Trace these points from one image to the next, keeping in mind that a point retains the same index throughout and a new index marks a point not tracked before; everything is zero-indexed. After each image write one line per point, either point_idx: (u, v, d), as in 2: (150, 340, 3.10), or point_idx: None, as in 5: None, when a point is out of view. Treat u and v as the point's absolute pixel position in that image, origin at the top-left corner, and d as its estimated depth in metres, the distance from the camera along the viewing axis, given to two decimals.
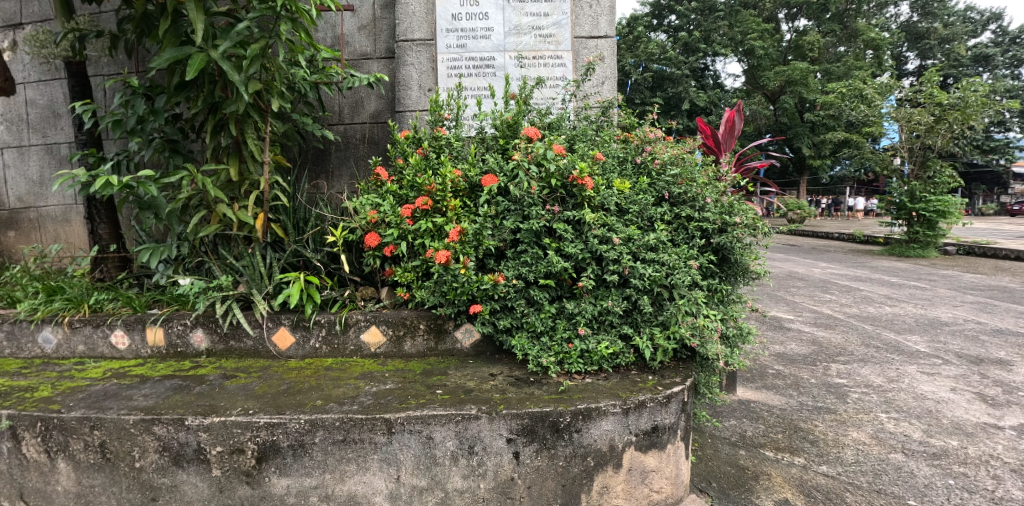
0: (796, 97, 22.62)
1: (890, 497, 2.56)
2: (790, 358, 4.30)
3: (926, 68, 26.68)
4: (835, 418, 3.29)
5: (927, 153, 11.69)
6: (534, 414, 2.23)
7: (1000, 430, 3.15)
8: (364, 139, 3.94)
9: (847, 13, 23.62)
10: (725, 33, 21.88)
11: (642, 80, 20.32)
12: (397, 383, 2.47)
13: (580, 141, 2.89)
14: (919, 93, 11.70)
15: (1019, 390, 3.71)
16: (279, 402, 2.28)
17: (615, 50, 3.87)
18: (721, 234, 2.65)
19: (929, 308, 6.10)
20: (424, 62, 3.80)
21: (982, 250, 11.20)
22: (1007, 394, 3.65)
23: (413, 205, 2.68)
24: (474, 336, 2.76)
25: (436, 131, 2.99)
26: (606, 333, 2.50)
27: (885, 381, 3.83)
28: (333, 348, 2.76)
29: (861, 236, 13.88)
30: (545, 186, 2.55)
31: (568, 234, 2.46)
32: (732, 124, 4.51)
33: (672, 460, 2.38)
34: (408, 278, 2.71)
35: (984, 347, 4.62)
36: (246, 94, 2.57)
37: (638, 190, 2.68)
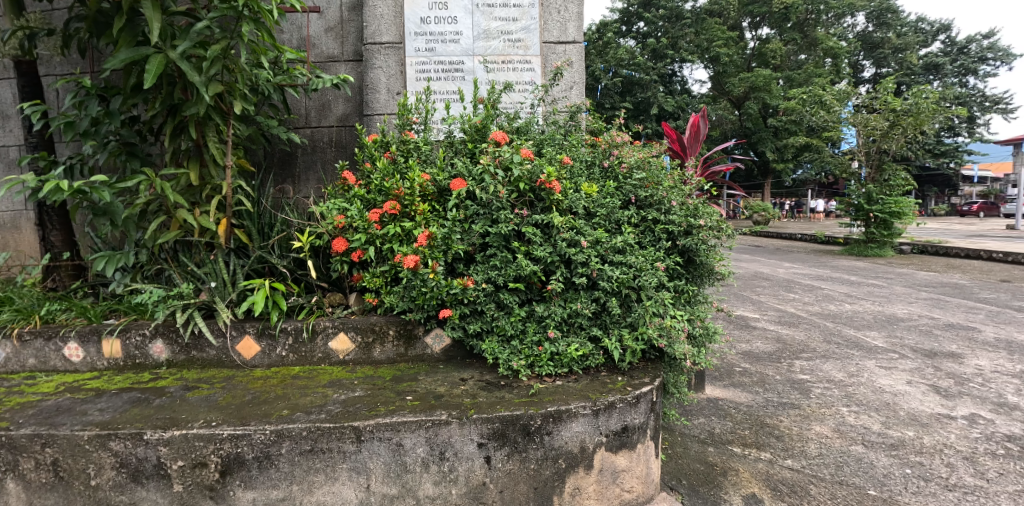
0: (760, 103, 23.30)
1: (852, 488, 2.62)
2: (756, 355, 4.37)
3: (881, 76, 27.82)
4: (799, 413, 3.35)
5: (882, 157, 12.15)
6: (505, 418, 2.21)
7: (953, 420, 3.26)
8: (332, 143, 3.92)
9: (807, 22, 24.50)
10: (691, 41, 22.42)
11: (611, 85, 20.65)
12: (366, 390, 2.43)
13: (548, 145, 2.91)
14: (875, 100, 12.15)
15: (970, 382, 3.84)
16: (243, 413, 2.22)
17: (582, 56, 3.93)
18: (687, 236, 2.70)
19: (886, 304, 6.29)
20: (392, 65, 3.80)
21: (935, 249, 11.62)
22: (959, 385, 3.78)
23: (381, 210, 2.67)
24: (444, 341, 2.75)
25: (404, 136, 2.99)
26: (576, 335, 2.51)
27: (846, 377, 3.92)
28: (300, 356, 2.70)
29: (822, 237, 14.28)
30: (514, 190, 2.57)
31: (537, 237, 2.46)
32: (698, 128, 4.61)
33: (643, 460, 2.39)
34: (376, 283, 2.68)
35: (938, 341, 4.78)
36: (206, 96, 2.54)
37: (605, 194, 2.71)
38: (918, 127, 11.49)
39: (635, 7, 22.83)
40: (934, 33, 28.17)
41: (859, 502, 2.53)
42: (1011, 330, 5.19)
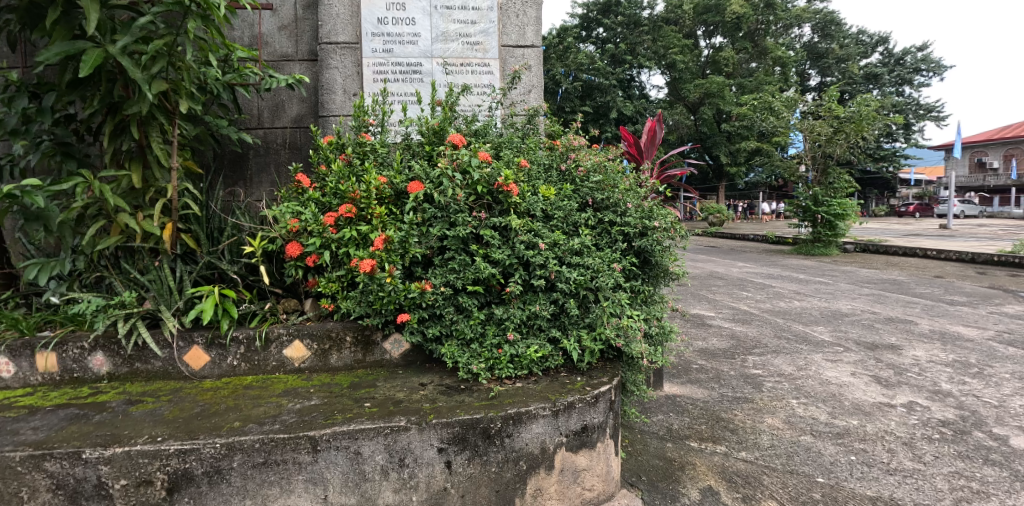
0: (714, 108, 23.90)
1: (802, 477, 2.70)
2: (712, 352, 4.47)
3: (826, 85, 28.98)
4: (752, 406, 3.45)
5: (828, 161, 12.64)
6: (464, 422, 2.19)
7: (893, 408, 3.41)
8: (286, 145, 3.82)
9: (758, 32, 25.38)
10: (649, 47, 22.84)
11: (572, 89, 20.84)
12: (323, 398, 2.37)
13: (506, 148, 2.89)
14: (821, 107, 12.64)
15: (908, 371, 4.02)
16: (191, 427, 2.13)
17: (541, 60, 3.95)
18: (642, 238, 2.73)
19: (831, 300, 6.54)
20: (349, 66, 3.73)
21: (876, 247, 12.14)
22: (899, 375, 3.96)
23: (337, 213, 2.60)
24: (404, 346, 2.71)
25: (360, 138, 2.92)
26: (536, 337, 2.51)
27: (795, 370, 4.05)
28: (253, 365, 2.61)
29: (772, 237, 14.73)
30: (471, 192, 2.54)
31: (494, 240, 2.45)
32: (653, 132, 4.68)
33: (603, 458, 2.41)
34: (332, 288, 2.62)
35: (879, 334, 5.00)
36: (149, 94, 2.41)
37: (562, 196, 2.72)
38: (860, 133, 12.01)
39: (594, 14, 23.12)
40: (874, 44, 29.51)
41: (808, 490, 2.61)
42: (944, 323, 5.46)
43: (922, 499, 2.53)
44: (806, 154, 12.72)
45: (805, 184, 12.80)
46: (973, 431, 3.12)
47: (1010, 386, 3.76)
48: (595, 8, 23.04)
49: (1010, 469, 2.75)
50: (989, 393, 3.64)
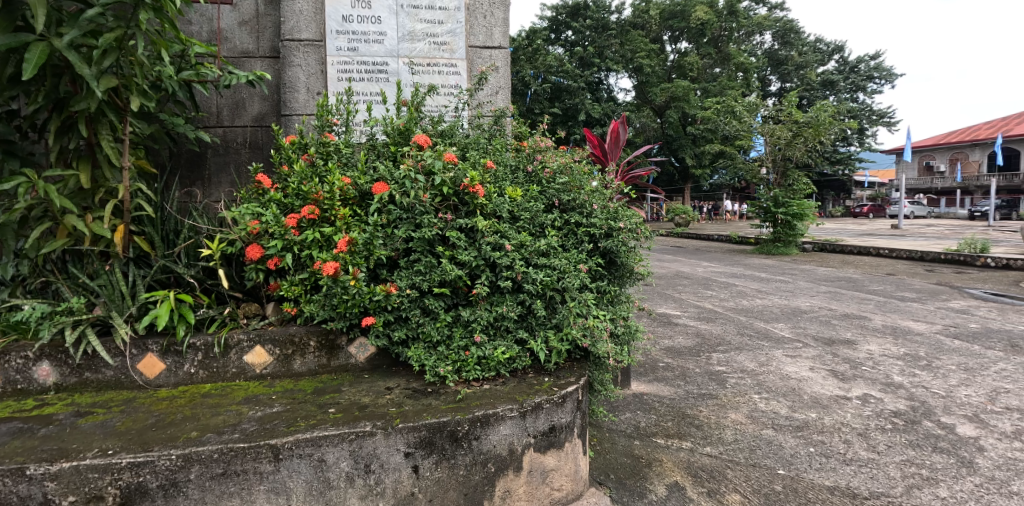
0: (679, 111, 24.26)
1: (763, 470, 2.75)
2: (677, 350, 4.52)
3: (786, 90, 29.77)
4: (716, 402, 3.50)
5: (788, 164, 12.97)
6: (431, 426, 2.16)
7: (848, 400, 3.50)
8: (247, 144, 3.72)
9: (721, 38, 25.96)
10: (617, 51, 23.06)
11: (541, 91, 20.87)
12: (285, 405, 2.31)
13: (472, 149, 2.87)
14: (781, 111, 12.96)
15: (863, 365, 4.15)
16: (145, 439, 2.05)
17: (508, 61, 3.96)
18: (608, 239, 2.74)
19: (791, 298, 6.70)
20: (312, 64, 3.65)
21: (833, 247, 12.52)
22: (854, 369, 4.08)
23: (299, 215, 2.54)
24: (369, 350, 2.67)
25: (323, 137, 2.86)
26: (503, 339, 2.49)
27: (757, 366, 4.13)
28: (211, 373, 2.53)
29: (736, 237, 15.03)
30: (437, 194, 2.51)
31: (461, 242, 2.42)
32: (618, 134, 4.71)
33: (571, 458, 2.42)
34: (295, 292, 2.55)
35: (835, 330, 5.15)
36: (98, 90, 2.31)
37: (529, 198, 2.70)
38: (817, 138, 12.37)
39: (563, 17, 23.28)
40: (831, 52, 30.47)
41: (770, 482, 2.66)
42: (896, 318, 5.66)
43: (876, 487, 2.61)
44: (767, 157, 13.02)
45: (767, 186, 13.11)
46: (923, 420, 3.23)
47: (956, 377, 3.91)
48: (564, 11, 23.16)
49: (957, 456, 2.85)
50: (938, 384, 3.78)
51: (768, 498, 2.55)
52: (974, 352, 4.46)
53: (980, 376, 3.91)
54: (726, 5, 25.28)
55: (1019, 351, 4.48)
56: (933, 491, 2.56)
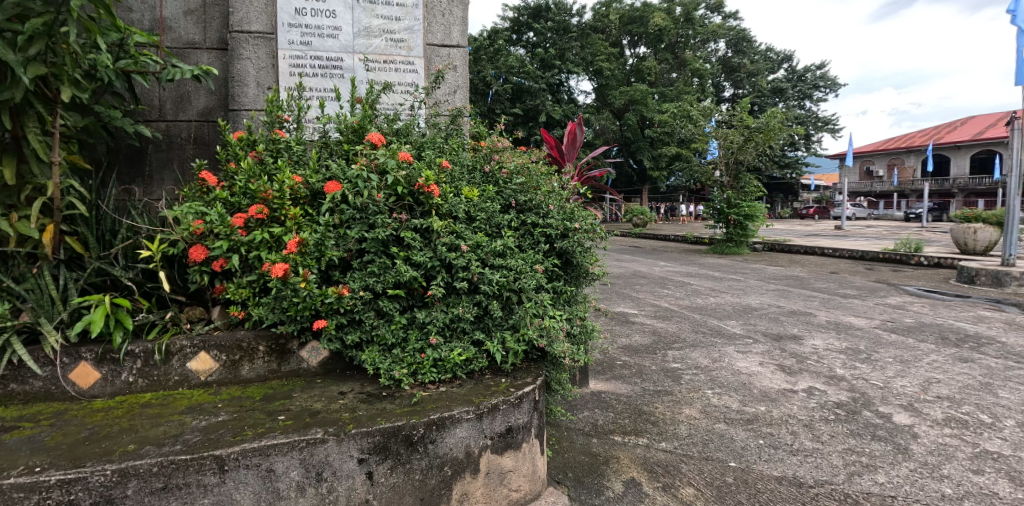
0: (638, 115, 24.64)
1: (716, 463, 2.80)
2: (634, 348, 4.57)
3: (739, 95, 30.63)
4: (671, 398, 3.55)
5: (739, 167, 13.34)
6: (385, 430, 2.11)
7: (795, 393, 3.60)
8: (191, 140, 3.58)
9: (678, 45, 26.58)
10: (577, 53, 23.24)
11: (502, 91, 20.80)
12: (232, 413, 2.21)
13: (427, 148, 2.82)
14: (733, 116, 13.32)
15: (809, 359, 4.28)
16: (77, 454, 1.93)
17: (466, 60, 3.93)
18: (564, 239, 2.73)
19: (742, 296, 6.88)
20: (263, 57, 3.53)
21: (781, 246, 12.95)
22: (800, 363, 4.20)
23: (246, 214, 2.44)
24: (322, 354, 2.59)
25: (273, 134, 2.76)
26: (459, 340, 2.45)
27: (710, 362, 4.21)
28: (152, 381, 2.41)
29: (690, 237, 15.36)
30: (391, 194, 2.45)
31: (415, 242, 2.37)
32: (575, 135, 4.72)
33: (529, 458, 2.40)
34: (242, 295, 2.45)
35: (783, 326, 5.31)
36: (24, 79, 2.17)
37: (485, 198, 2.66)
38: (767, 142, 12.78)
39: (525, 18, 23.29)
40: (781, 60, 31.54)
41: (721, 475, 2.71)
42: (838, 314, 5.88)
43: (820, 475, 2.69)
44: (720, 160, 13.34)
45: (720, 188, 13.44)
46: (863, 410, 3.35)
47: (893, 368, 4.08)
48: (526, 13, 23.20)
49: (893, 443, 2.97)
50: (876, 376, 3.93)
51: (720, 490, 2.60)
52: (909, 345, 4.67)
53: (914, 368, 4.09)
54: (683, 12, 25.85)
55: (949, 344, 4.72)
56: (873, 477, 2.65)
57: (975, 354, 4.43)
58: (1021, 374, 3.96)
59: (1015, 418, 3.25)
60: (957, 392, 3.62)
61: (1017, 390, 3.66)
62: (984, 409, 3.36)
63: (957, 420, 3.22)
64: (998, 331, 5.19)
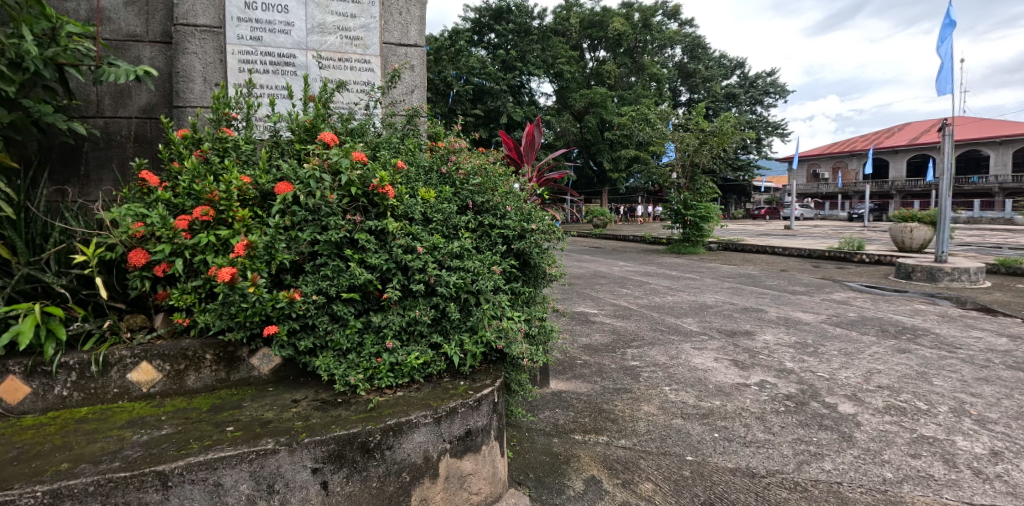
0: (597, 118, 24.93)
1: (673, 457, 2.83)
2: (594, 347, 4.59)
3: (694, 100, 31.30)
4: (630, 396, 3.57)
5: (694, 169, 13.63)
6: (340, 438, 2.04)
7: (748, 387, 3.68)
8: (131, 137, 3.42)
9: (637, 49, 27.03)
10: (538, 56, 23.30)
11: (463, 92, 20.63)
12: (176, 426, 2.11)
13: (382, 148, 2.75)
14: (689, 120, 13.59)
15: (760, 353, 4.38)
16: (3, 476, 1.80)
17: (424, 59, 3.88)
18: (521, 240, 2.70)
19: (698, 294, 7.01)
20: (210, 52, 3.39)
21: (734, 245, 13.29)
22: (752, 357, 4.30)
23: (190, 216, 2.33)
24: (273, 361, 2.50)
25: (220, 132, 2.64)
26: (416, 344, 2.40)
27: (668, 359, 4.27)
28: (88, 395, 2.28)
29: (649, 238, 15.60)
30: (344, 195, 2.38)
31: (370, 244, 2.31)
32: (533, 137, 4.69)
33: (489, 460, 2.37)
34: (187, 301, 2.34)
35: (737, 322, 5.43)
36: None
37: (442, 199, 2.61)
38: (721, 145, 13.09)
39: (486, 19, 23.21)
40: (735, 67, 32.43)
41: (679, 469, 2.73)
42: (788, 309, 6.05)
43: (772, 465, 2.74)
44: (677, 162, 13.60)
45: (676, 189, 13.70)
46: (811, 401, 3.44)
47: (838, 360, 4.21)
48: (487, 13, 23.12)
49: (839, 431, 3.06)
50: (823, 368, 4.05)
51: (678, 484, 2.62)
52: (853, 338, 4.85)
53: (857, 359, 4.24)
54: (641, 18, 26.30)
55: (889, 336, 4.91)
56: (820, 465, 2.73)
57: (912, 345, 4.63)
58: (954, 363, 4.15)
59: (948, 404, 3.40)
60: (896, 381, 3.76)
61: (950, 378, 3.83)
62: (921, 397, 3.50)
63: (897, 408, 3.34)
64: (932, 323, 5.44)
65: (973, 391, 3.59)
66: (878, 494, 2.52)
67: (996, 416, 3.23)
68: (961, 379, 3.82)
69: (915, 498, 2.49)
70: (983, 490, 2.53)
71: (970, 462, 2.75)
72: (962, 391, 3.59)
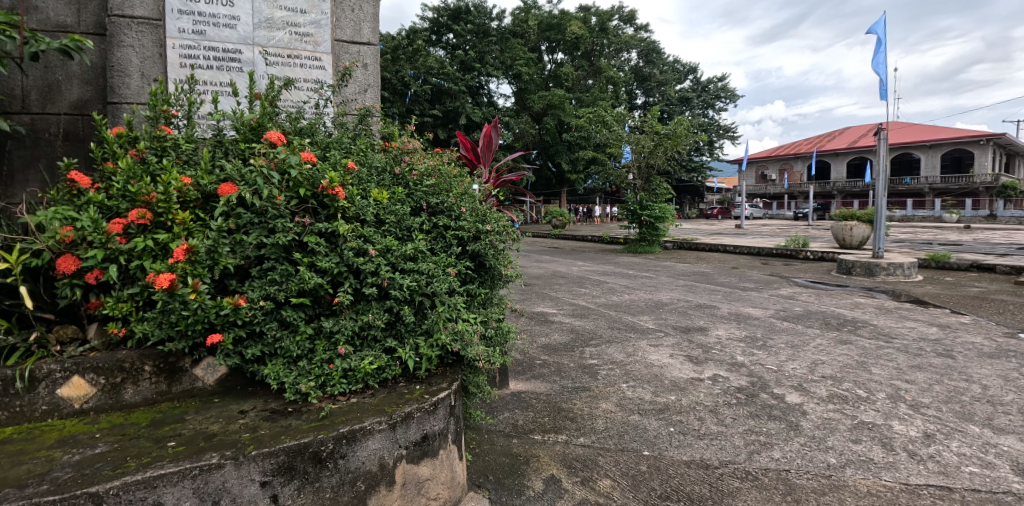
0: (556, 119, 25.13)
1: (631, 453, 2.83)
2: (553, 347, 4.58)
3: (650, 102, 31.88)
4: (589, 394, 3.57)
5: (650, 170, 13.87)
6: (290, 449, 1.96)
7: (702, 381, 3.73)
8: (61, 135, 3.22)
9: (594, 52, 27.36)
10: (498, 57, 23.24)
11: (421, 92, 20.37)
12: (112, 443, 1.98)
13: (333, 149, 2.67)
14: (645, 122, 13.83)
15: (713, 348, 4.46)
16: None
17: (377, 58, 3.81)
18: (476, 241, 2.66)
19: (654, 292, 7.12)
20: (147, 45, 3.23)
21: (689, 245, 13.59)
22: (706, 352, 4.37)
23: (126, 219, 2.20)
24: (219, 371, 2.38)
25: (157, 131, 2.50)
26: (370, 349, 2.32)
27: (625, 357, 4.29)
28: (13, 413, 2.13)
29: (606, 238, 15.80)
30: (292, 196, 2.28)
31: (320, 247, 2.23)
32: (490, 138, 4.66)
33: (447, 465, 2.31)
34: (123, 309, 2.20)
35: (691, 318, 5.52)
36: None
37: (395, 200, 2.54)
38: (676, 147, 13.33)
39: (445, 19, 22.97)
40: (688, 71, 33.21)
41: (636, 464, 2.74)
42: (739, 305, 6.20)
43: (725, 457, 2.78)
44: (633, 164, 13.79)
45: (633, 190, 13.92)
46: (760, 393, 3.51)
47: (786, 353, 4.32)
48: (446, 13, 22.90)
49: (786, 421, 3.12)
50: (772, 360, 4.15)
51: (635, 479, 2.63)
52: (799, 331, 5.00)
53: (803, 351, 4.36)
54: (597, 22, 26.64)
55: (831, 328, 5.09)
56: (769, 454, 2.78)
57: (853, 336, 4.81)
58: (890, 352, 4.33)
59: (885, 391, 3.52)
60: (838, 371, 3.88)
61: (887, 366, 3.99)
62: (861, 385, 3.62)
63: (839, 396, 3.45)
64: (870, 315, 5.66)
65: (908, 378, 3.73)
66: (822, 479, 2.58)
67: (928, 401, 3.36)
68: (897, 366, 3.97)
69: (857, 481, 2.57)
70: (918, 471, 2.63)
71: (905, 445, 2.85)
72: (898, 379, 3.73)
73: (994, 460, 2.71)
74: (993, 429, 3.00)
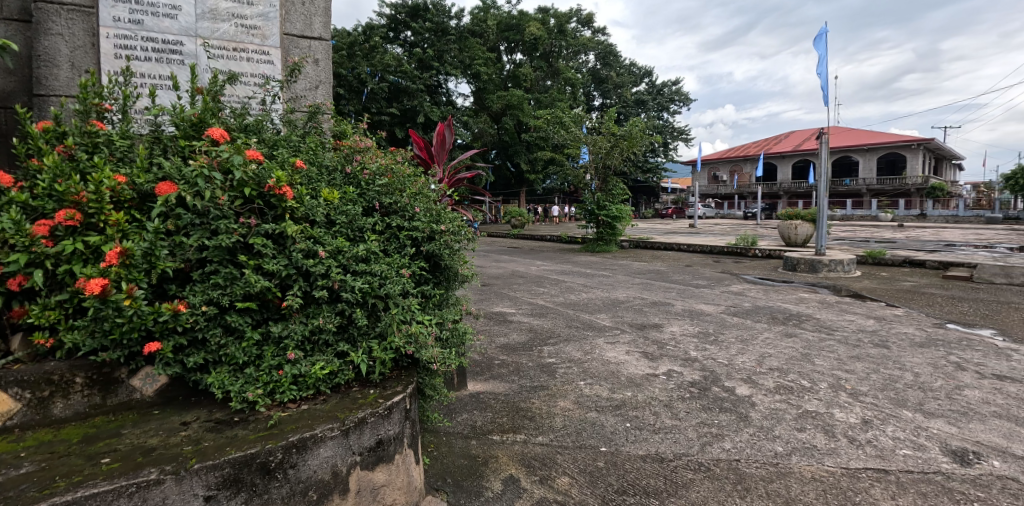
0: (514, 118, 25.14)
1: (588, 450, 2.82)
2: (512, 346, 4.55)
3: (606, 104, 32.24)
4: (547, 393, 3.55)
5: (607, 171, 14.00)
6: (236, 460, 1.87)
7: (656, 377, 3.76)
8: None
9: (552, 53, 27.51)
10: (456, 57, 22.75)
11: (377, 89, 20.00)
12: (39, 462, 1.84)
13: (280, 147, 2.57)
14: (601, 124, 13.96)
15: (667, 344, 4.51)
16: None
17: (328, 54, 3.71)
18: (431, 242, 2.59)
19: (611, 290, 7.18)
20: (78, 34, 3.06)
21: (645, 244, 13.81)
22: (660, 349, 4.41)
23: (52, 221, 2.08)
24: (159, 381, 2.25)
25: (89, 127, 2.36)
26: (322, 353, 2.24)
27: (582, 355, 4.30)
28: None
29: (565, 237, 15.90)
30: (236, 196, 2.18)
31: (267, 249, 2.13)
32: (444, 137, 4.59)
33: (403, 469, 2.24)
34: (49, 318, 2.07)
35: (646, 316, 5.57)
36: None
37: (346, 201, 2.46)
38: (632, 149, 13.43)
39: (402, 16, 22.61)
40: (643, 74, 33.78)
41: (593, 460, 2.73)
42: (692, 302, 6.32)
43: (678, 449, 2.80)
44: (590, 164, 13.90)
45: (590, 190, 14.04)
46: (712, 387, 3.57)
47: (736, 347, 4.41)
48: (403, 10, 22.57)
49: (737, 413, 3.17)
50: (723, 354, 4.23)
51: (592, 475, 2.62)
52: (748, 325, 5.12)
53: (752, 345, 4.45)
54: (556, 23, 26.76)
55: (778, 323, 5.23)
56: (721, 445, 2.82)
57: (798, 329, 4.96)
58: (832, 344, 4.47)
59: (828, 381, 3.63)
60: (784, 363, 3.98)
61: (829, 357, 4.12)
62: (806, 376, 3.72)
63: (785, 387, 3.53)
64: (814, 309, 5.85)
65: (848, 368, 3.86)
66: (770, 467, 2.63)
67: (866, 389, 3.48)
68: (838, 357, 4.10)
69: (803, 468, 2.62)
70: (857, 455, 2.71)
71: (846, 431, 2.93)
72: (839, 369, 3.85)
73: (926, 442, 2.81)
74: (924, 414, 3.12)
